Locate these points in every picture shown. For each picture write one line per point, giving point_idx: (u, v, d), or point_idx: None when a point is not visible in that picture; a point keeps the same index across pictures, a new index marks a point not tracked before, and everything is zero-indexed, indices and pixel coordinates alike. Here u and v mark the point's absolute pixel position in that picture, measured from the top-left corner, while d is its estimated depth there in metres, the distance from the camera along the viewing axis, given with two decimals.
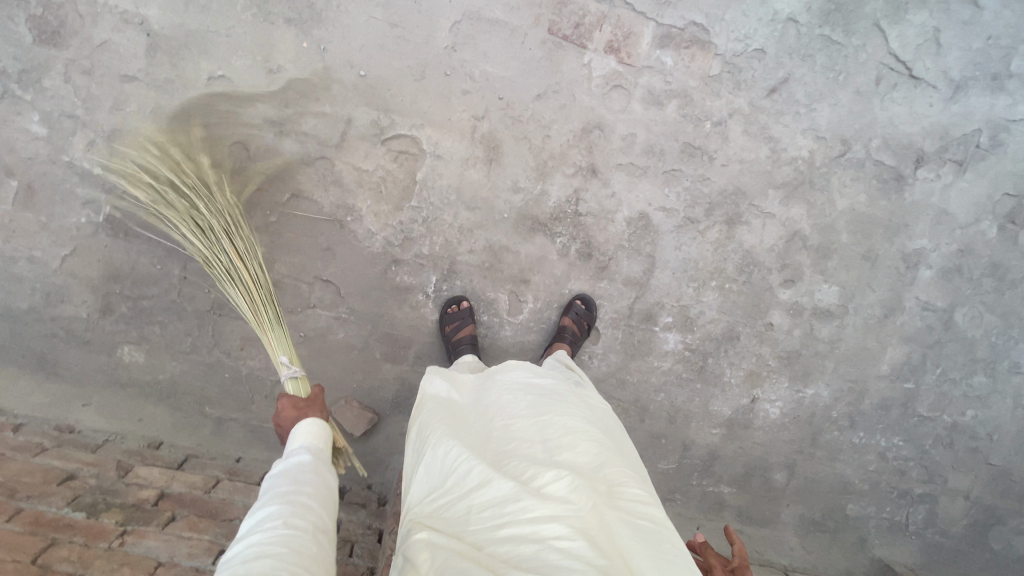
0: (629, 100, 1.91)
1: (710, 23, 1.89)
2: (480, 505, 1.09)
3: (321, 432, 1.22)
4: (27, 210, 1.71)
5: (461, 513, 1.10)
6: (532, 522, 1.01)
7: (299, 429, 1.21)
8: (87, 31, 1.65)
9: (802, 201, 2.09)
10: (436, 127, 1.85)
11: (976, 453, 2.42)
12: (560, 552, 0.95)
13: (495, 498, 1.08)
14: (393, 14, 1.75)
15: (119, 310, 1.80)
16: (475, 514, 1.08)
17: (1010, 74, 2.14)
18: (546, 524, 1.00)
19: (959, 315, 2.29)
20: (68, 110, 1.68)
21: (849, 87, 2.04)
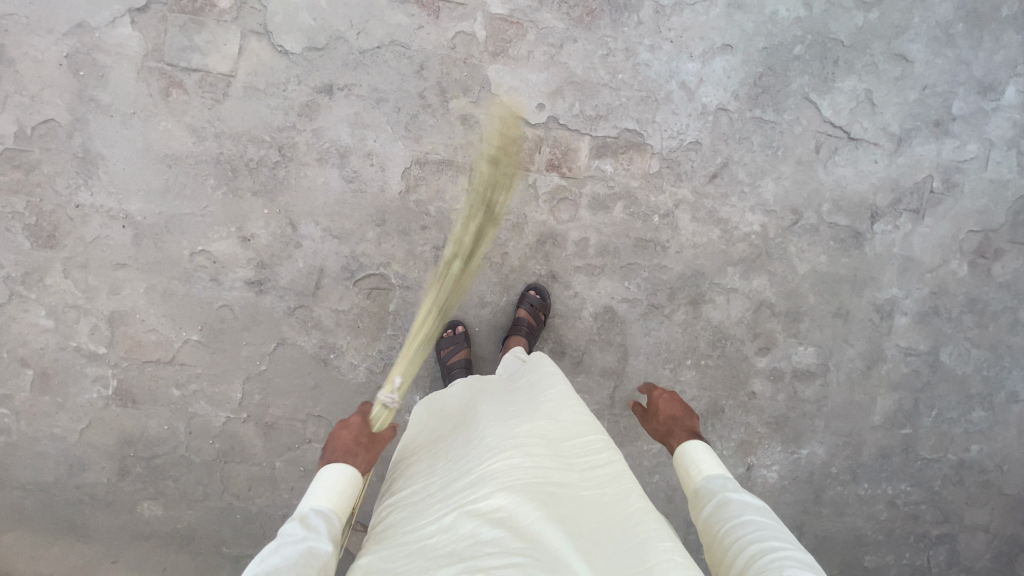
0: (577, 208, 2.04)
1: (643, 126, 2.00)
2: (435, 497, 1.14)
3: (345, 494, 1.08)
4: (45, 394, 1.90)
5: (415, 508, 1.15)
6: (475, 504, 1.06)
7: (323, 481, 1.07)
8: (79, 230, 1.84)
9: (762, 272, 2.15)
10: (400, 261, 1.99)
11: (988, 485, 2.40)
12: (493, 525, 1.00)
13: (448, 491, 1.13)
14: (348, 171, 1.92)
15: (135, 471, 1.96)
16: (426, 509, 1.13)
17: (952, 117, 2.17)
18: (490, 501, 1.05)
19: (945, 355, 2.29)
20: (71, 302, 1.86)
21: (790, 158, 2.10)
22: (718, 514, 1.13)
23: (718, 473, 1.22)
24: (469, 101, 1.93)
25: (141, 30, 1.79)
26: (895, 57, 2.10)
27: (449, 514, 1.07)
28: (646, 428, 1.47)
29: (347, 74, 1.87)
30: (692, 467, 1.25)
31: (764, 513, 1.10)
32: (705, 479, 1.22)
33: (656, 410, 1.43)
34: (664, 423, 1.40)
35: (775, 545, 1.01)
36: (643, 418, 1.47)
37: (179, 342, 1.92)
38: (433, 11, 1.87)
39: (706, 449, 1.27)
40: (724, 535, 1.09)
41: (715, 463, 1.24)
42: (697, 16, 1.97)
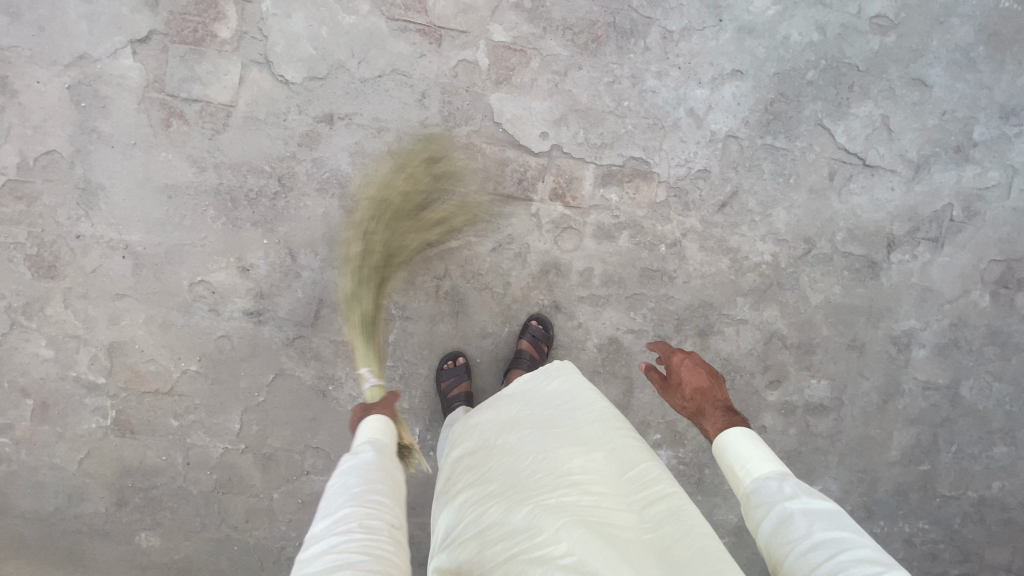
0: (581, 238, 1.99)
1: (649, 154, 1.96)
2: (492, 540, 1.02)
3: (383, 429, 1.24)
4: (45, 423, 1.89)
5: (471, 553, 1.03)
6: (542, 549, 0.95)
7: (365, 426, 1.24)
8: (80, 261, 1.83)
9: (773, 302, 2.08)
10: (401, 291, 1.95)
11: (1010, 524, 2.30)
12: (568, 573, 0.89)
13: (506, 533, 1.01)
14: (348, 200, 1.89)
15: (133, 501, 1.95)
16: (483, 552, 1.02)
17: (974, 143, 2.08)
18: (558, 543, 0.94)
19: (965, 389, 2.20)
20: (70, 332, 1.86)
21: (803, 186, 2.03)
22: (781, 526, 1.06)
23: (768, 469, 1.18)
24: (471, 130, 1.90)
25: (142, 61, 1.79)
26: (912, 81, 2.03)
27: (516, 562, 0.95)
28: (666, 397, 1.43)
29: (348, 103, 1.85)
30: (738, 463, 1.22)
31: (829, 517, 1.05)
32: (755, 478, 1.18)
33: (681, 383, 1.38)
34: (691, 398, 1.36)
35: (851, 562, 0.95)
36: (664, 389, 1.42)
37: (178, 373, 1.90)
38: (435, 39, 1.85)
39: (749, 440, 1.23)
40: (786, 550, 1.04)
41: (764, 458, 1.19)
42: (706, 41, 1.92)
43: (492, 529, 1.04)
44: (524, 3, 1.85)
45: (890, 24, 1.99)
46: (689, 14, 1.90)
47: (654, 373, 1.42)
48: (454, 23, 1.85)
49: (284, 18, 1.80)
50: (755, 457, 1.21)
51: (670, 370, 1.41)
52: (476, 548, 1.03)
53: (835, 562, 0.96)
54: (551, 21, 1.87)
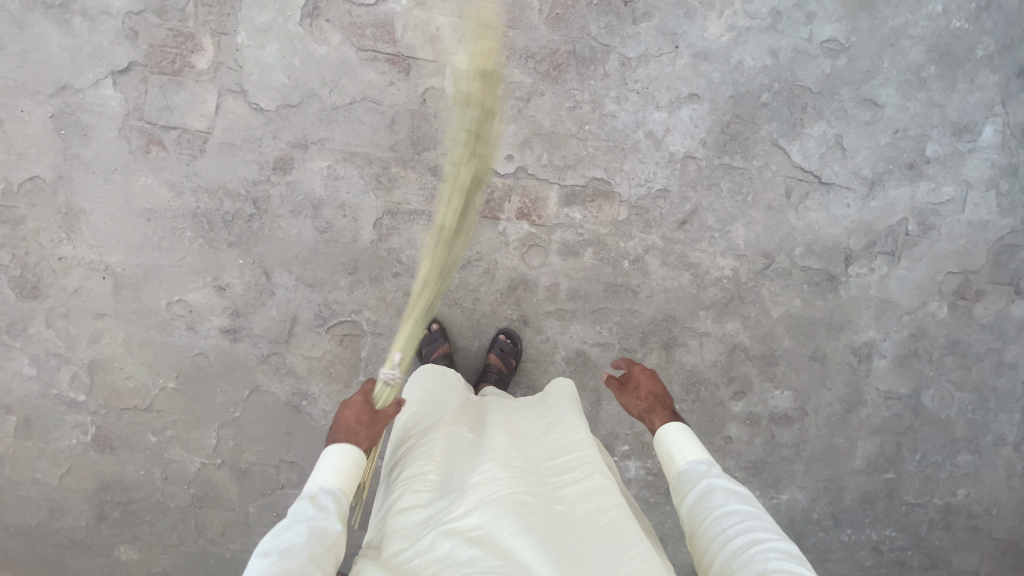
0: (547, 255, 2.06)
1: (610, 174, 2.04)
2: (415, 510, 1.09)
3: (352, 474, 1.10)
4: (27, 440, 1.95)
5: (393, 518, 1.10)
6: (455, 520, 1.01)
7: (332, 458, 1.09)
8: (62, 281, 1.90)
9: (735, 315, 2.14)
10: (373, 308, 2.01)
11: (977, 531, 2.33)
12: (472, 543, 0.96)
13: (427, 504, 1.08)
14: (321, 222, 1.96)
15: (112, 516, 2.00)
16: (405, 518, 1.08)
17: (926, 160, 2.16)
18: (469, 517, 1.01)
19: (927, 398, 2.25)
20: (52, 350, 1.92)
21: (761, 204, 2.11)
22: (702, 500, 1.13)
23: (699, 455, 1.22)
24: (439, 153, 1.98)
25: (123, 90, 1.86)
26: (864, 101, 2.11)
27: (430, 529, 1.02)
28: (619, 401, 1.43)
29: (321, 128, 1.93)
30: (674, 450, 1.24)
31: (748, 501, 1.11)
32: (688, 463, 1.21)
33: (637, 385, 1.40)
34: (644, 399, 1.38)
35: (759, 543, 1.01)
36: (619, 391, 1.43)
37: (156, 390, 1.96)
38: (403, 68, 1.94)
39: (685, 430, 1.26)
40: (705, 522, 1.10)
41: (697, 446, 1.23)
42: (663, 67, 2.02)
43: (418, 502, 1.11)
44: None
45: (840, 48, 2.08)
46: (646, 42, 2.00)
47: (611, 380, 1.44)
48: (421, 52, 1.94)
49: (258, 48, 1.89)
50: (691, 444, 1.24)
51: (627, 374, 1.43)
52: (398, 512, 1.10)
53: (757, 543, 1.01)
54: (514, 50, 1.97)
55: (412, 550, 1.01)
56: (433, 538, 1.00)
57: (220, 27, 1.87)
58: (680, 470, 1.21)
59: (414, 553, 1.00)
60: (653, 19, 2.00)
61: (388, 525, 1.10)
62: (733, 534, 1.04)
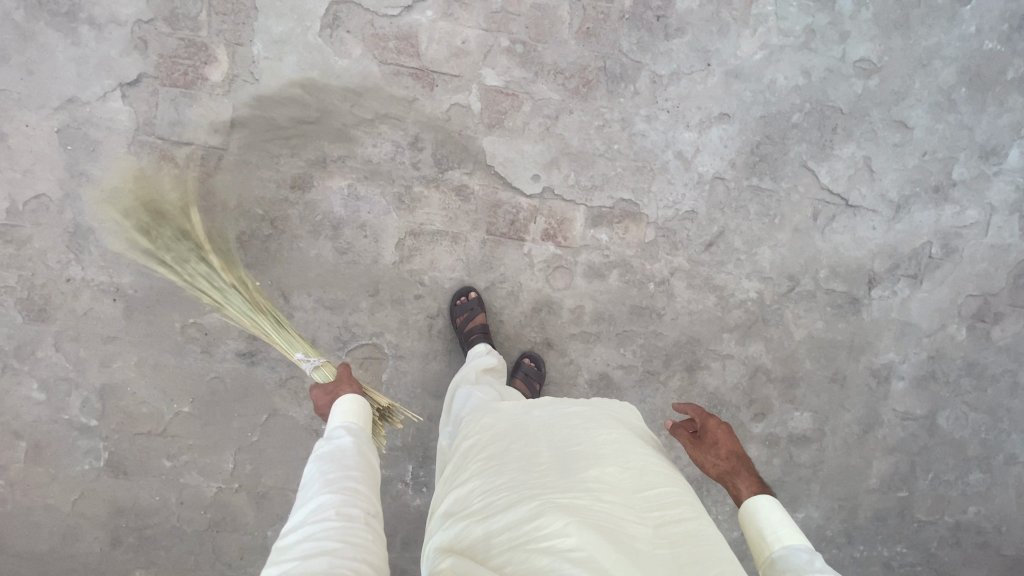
0: (572, 277, 2.02)
1: (638, 196, 2.00)
2: (501, 527, 1.00)
3: (357, 410, 1.24)
4: (36, 465, 1.89)
5: (478, 536, 1.02)
6: (550, 538, 0.93)
7: (339, 406, 1.24)
8: (71, 303, 1.83)
9: (759, 338, 2.13)
10: (394, 331, 1.95)
11: (984, 546, 2.38)
12: (575, 564, 0.88)
13: (513, 520, 1.00)
14: (342, 242, 1.90)
15: (127, 541, 1.95)
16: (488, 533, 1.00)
17: (953, 182, 2.13)
18: (568, 537, 0.93)
19: (942, 419, 2.27)
20: (61, 375, 1.85)
21: (788, 226, 2.08)
22: None
23: (799, 543, 1.13)
24: (463, 173, 1.92)
25: (132, 104, 1.78)
26: (894, 123, 2.08)
27: (522, 548, 0.94)
28: (696, 457, 1.41)
29: (341, 145, 1.85)
30: (766, 530, 1.17)
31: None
32: (787, 550, 1.12)
33: (715, 442, 1.38)
34: (725, 457, 1.36)
35: None
36: (694, 446, 1.41)
37: (171, 414, 1.90)
38: (427, 83, 1.86)
39: (778, 509, 1.19)
40: None
41: (796, 532, 1.15)
42: (694, 85, 1.96)
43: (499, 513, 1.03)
44: (515, 47, 1.88)
45: (873, 68, 2.04)
46: (678, 59, 1.94)
47: (683, 433, 1.44)
48: (445, 67, 1.86)
49: (275, 61, 1.79)
50: (787, 526, 1.16)
51: (703, 430, 1.42)
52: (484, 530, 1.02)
53: None
54: (542, 66, 1.90)
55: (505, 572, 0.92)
56: (530, 558, 0.92)
57: (234, 38, 1.78)
58: (775, 555, 1.13)
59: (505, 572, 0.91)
60: (685, 36, 1.94)
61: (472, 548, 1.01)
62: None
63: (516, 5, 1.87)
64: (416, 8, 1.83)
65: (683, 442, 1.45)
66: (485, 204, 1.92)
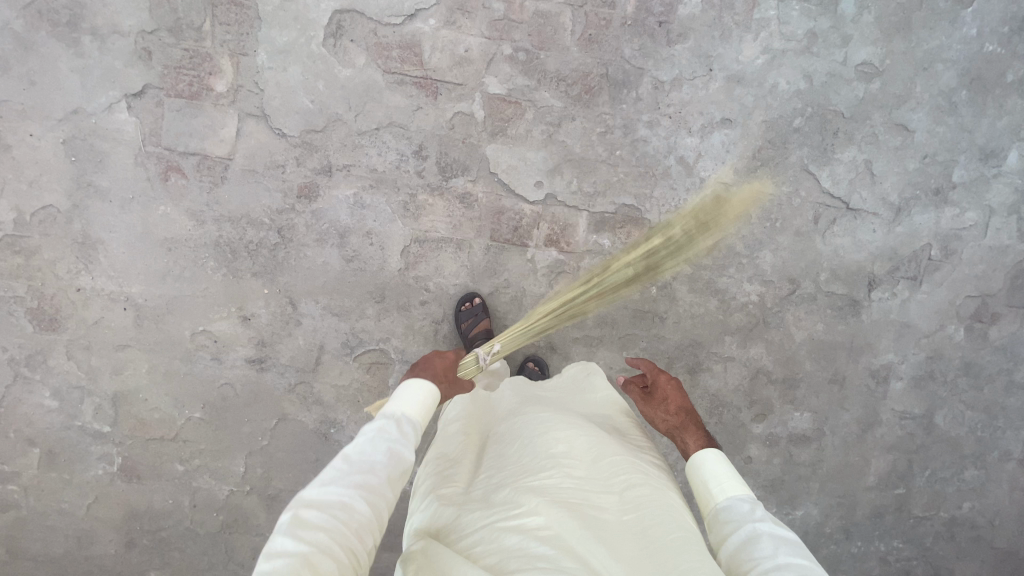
0: (575, 281, 2.04)
1: (640, 201, 2.01)
2: (472, 508, 1.04)
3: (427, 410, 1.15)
4: (51, 471, 1.93)
5: (449, 517, 1.05)
6: (519, 518, 0.97)
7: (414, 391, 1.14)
8: (82, 313, 1.85)
9: (759, 340, 2.16)
10: (400, 336, 1.98)
11: (980, 541, 2.43)
12: (543, 540, 0.92)
13: (484, 503, 1.04)
14: (348, 250, 1.92)
15: (142, 543, 2.00)
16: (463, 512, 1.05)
17: (953, 185, 2.15)
18: (536, 515, 0.97)
19: (939, 418, 2.31)
20: (74, 383, 1.89)
21: (789, 230, 2.10)
22: (747, 544, 1.01)
23: (742, 493, 1.12)
24: (467, 180, 1.93)
25: (138, 115, 1.79)
26: (895, 126, 2.09)
27: (491, 526, 0.97)
28: (649, 413, 1.42)
29: (346, 154, 1.87)
30: (711, 484, 1.16)
31: (801, 552, 0.98)
32: (729, 500, 1.11)
33: (665, 399, 1.37)
34: (674, 413, 1.36)
35: None
36: (646, 404, 1.41)
37: (182, 420, 1.94)
38: (431, 92, 1.88)
39: (724, 462, 1.18)
40: (752, 568, 0.98)
41: (739, 483, 1.14)
42: (696, 91, 1.97)
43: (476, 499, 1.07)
44: (518, 55, 1.89)
45: (874, 71, 2.05)
46: (680, 64, 1.95)
47: (635, 388, 1.43)
48: (449, 75, 1.88)
49: (279, 71, 1.81)
50: (731, 477, 1.15)
51: (654, 386, 1.41)
52: (455, 512, 1.05)
53: None
54: (545, 73, 1.91)
55: (474, 547, 0.96)
56: (498, 535, 0.96)
57: (238, 48, 1.79)
58: (719, 506, 1.12)
59: (475, 543, 0.96)
60: (688, 41, 1.94)
61: (443, 527, 1.04)
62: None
63: (519, 12, 1.87)
64: (419, 17, 1.84)
65: (635, 398, 1.45)
66: (487, 212, 1.96)
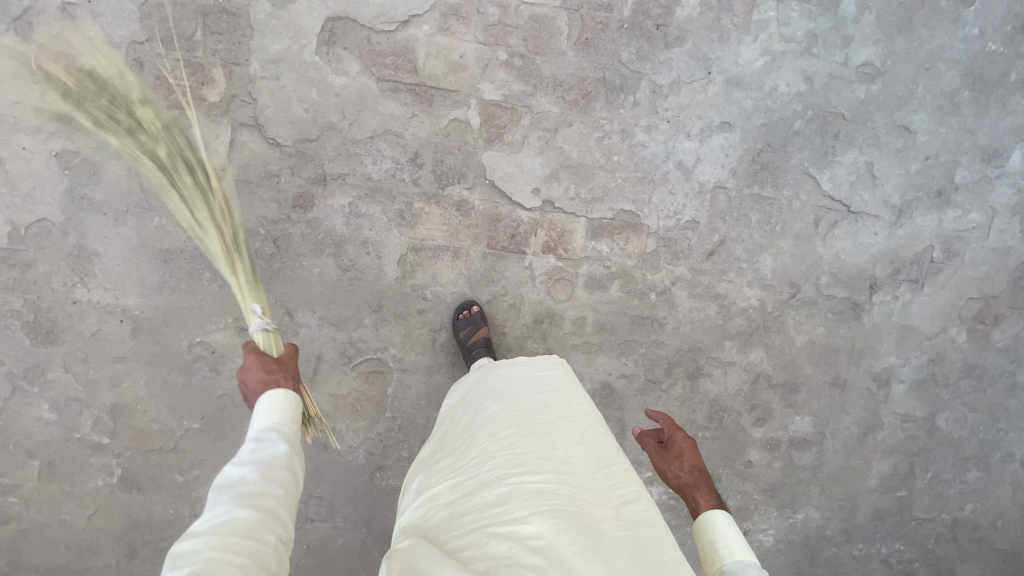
0: (574, 288, 2.03)
1: (639, 207, 1.99)
2: (465, 511, 1.02)
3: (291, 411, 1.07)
4: (51, 483, 1.93)
5: (443, 519, 1.04)
6: (512, 525, 0.94)
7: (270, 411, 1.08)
8: (78, 325, 1.85)
9: (760, 344, 2.15)
10: (398, 345, 1.97)
11: (981, 542, 2.43)
12: (535, 551, 0.88)
13: (477, 505, 1.01)
14: (344, 259, 1.90)
15: (143, 553, 2.01)
16: (453, 516, 1.03)
17: (955, 187, 2.12)
18: (529, 523, 0.94)
19: (941, 420, 2.30)
20: (72, 395, 1.88)
21: (789, 233, 2.08)
22: None
23: (749, 558, 1.11)
24: (464, 188, 1.92)
25: None
26: (897, 128, 2.06)
27: (483, 532, 0.95)
28: (659, 470, 1.36)
29: (340, 163, 1.85)
30: (720, 544, 1.15)
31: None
32: (736, 564, 1.10)
33: (680, 456, 1.33)
34: (688, 472, 1.30)
35: None
36: (660, 458, 1.36)
37: (181, 430, 1.94)
38: (425, 99, 1.86)
39: (735, 526, 1.17)
40: None
41: (748, 549, 1.13)
42: (695, 94, 1.94)
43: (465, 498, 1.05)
44: (514, 60, 1.87)
45: (875, 72, 2.01)
46: (678, 68, 1.92)
47: (650, 441, 1.39)
48: (443, 82, 1.86)
49: (272, 80, 1.79)
50: (740, 543, 1.14)
51: (669, 442, 1.37)
52: (450, 514, 1.04)
53: None
54: (541, 79, 1.89)
55: (464, 553, 0.94)
56: (489, 542, 0.93)
57: (231, 57, 1.77)
58: (726, 568, 1.11)
59: (464, 549, 0.94)
60: (686, 44, 1.92)
61: (437, 530, 1.02)
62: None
63: (513, 16, 1.85)
64: (413, 23, 1.81)
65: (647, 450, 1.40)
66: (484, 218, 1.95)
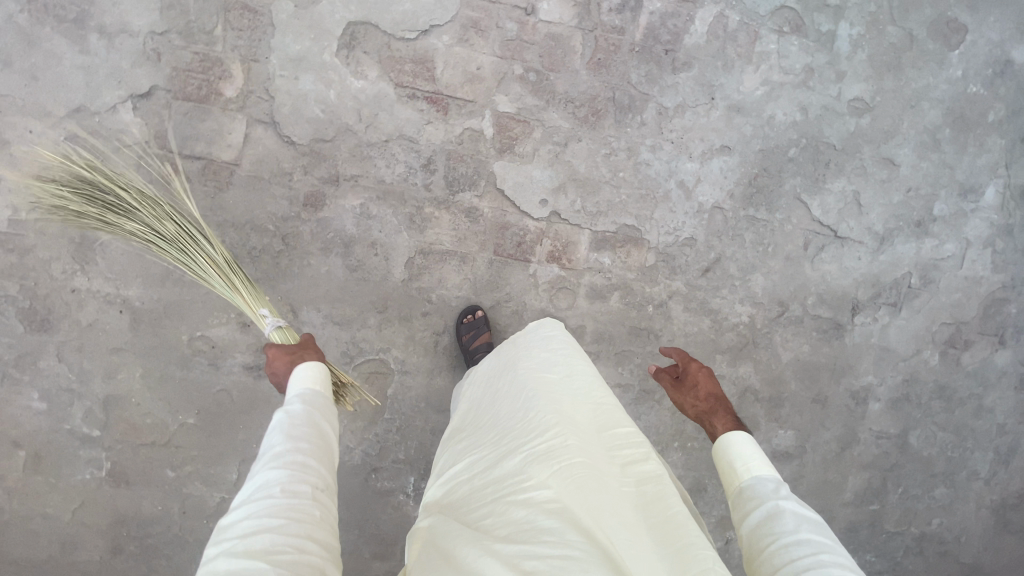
0: (575, 298, 2.09)
1: (641, 222, 2.07)
2: (487, 483, 1.07)
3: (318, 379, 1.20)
4: (36, 474, 1.89)
5: (466, 494, 1.10)
6: (529, 493, 0.98)
7: (299, 372, 1.20)
8: (74, 314, 1.82)
9: (748, 359, 2.24)
10: (401, 347, 1.98)
11: (946, 555, 2.55)
12: (549, 516, 0.92)
13: (495, 478, 1.06)
14: (352, 260, 1.92)
15: (128, 549, 1.97)
16: (478, 490, 1.08)
17: (933, 218, 2.26)
18: (542, 489, 0.98)
19: (913, 438, 2.42)
20: (64, 385, 1.85)
21: (780, 254, 2.18)
22: (769, 520, 1.08)
23: (765, 471, 1.19)
24: (474, 195, 1.97)
25: (143, 116, 1.77)
26: (883, 160, 2.19)
27: (502, 502, 1.00)
28: (676, 398, 1.47)
29: (354, 165, 1.88)
30: (738, 462, 1.22)
31: (823, 530, 1.05)
32: (753, 479, 1.18)
33: (696, 384, 1.43)
34: (703, 399, 1.41)
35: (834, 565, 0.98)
36: (676, 389, 1.47)
37: (176, 425, 1.91)
38: (441, 107, 1.90)
39: (750, 441, 1.24)
40: (772, 542, 1.05)
41: (763, 461, 1.20)
42: (698, 118, 2.03)
43: (487, 471, 1.10)
44: (529, 75, 1.93)
45: (865, 107, 2.14)
46: (684, 92, 2.01)
47: (666, 377, 1.49)
48: (460, 92, 1.91)
49: (291, 79, 1.81)
50: (756, 457, 1.21)
51: (685, 373, 1.47)
52: (474, 487, 1.09)
53: None
54: (554, 94, 1.95)
55: (487, 522, 0.99)
56: (508, 511, 0.98)
57: (250, 54, 1.79)
58: (743, 484, 1.19)
59: (489, 517, 0.99)
60: (692, 70, 2.01)
61: (461, 504, 1.08)
62: (801, 556, 1.00)
63: (530, 33, 1.91)
64: (433, 33, 1.86)
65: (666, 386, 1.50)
66: (492, 227, 2.00)
